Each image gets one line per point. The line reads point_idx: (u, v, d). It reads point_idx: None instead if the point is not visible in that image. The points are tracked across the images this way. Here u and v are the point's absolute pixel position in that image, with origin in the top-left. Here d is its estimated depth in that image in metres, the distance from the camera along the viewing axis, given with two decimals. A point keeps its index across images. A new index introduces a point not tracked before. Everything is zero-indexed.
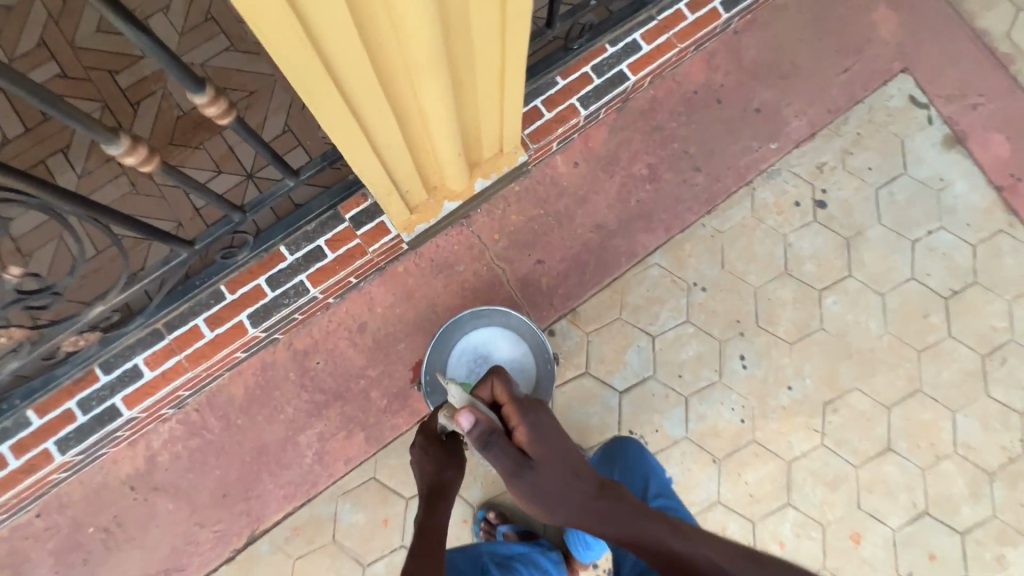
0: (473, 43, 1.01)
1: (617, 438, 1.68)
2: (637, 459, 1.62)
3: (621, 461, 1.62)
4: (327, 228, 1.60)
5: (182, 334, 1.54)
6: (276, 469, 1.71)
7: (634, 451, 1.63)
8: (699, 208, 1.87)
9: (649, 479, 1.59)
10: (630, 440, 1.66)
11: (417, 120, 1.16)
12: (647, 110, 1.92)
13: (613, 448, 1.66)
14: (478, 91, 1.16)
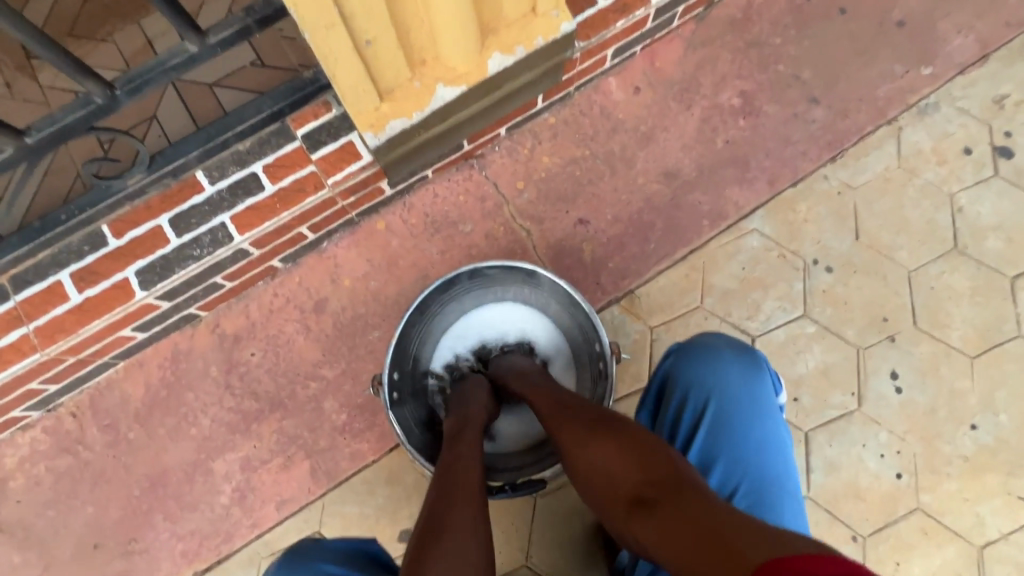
0: None
1: (691, 347, 0.82)
2: (732, 392, 0.78)
3: (699, 393, 0.79)
4: (268, 148, 1.06)
5: (33, 297, 1.01)
6: (179, 508, 1.16)
7: (728, 374, 0.79)
8: (818, 154, 1.28)
9: (751, 436, 0.76)
10: (721, 351, 0.81)
11: None
12: (739, 19, 1.35)
13: (683, 366, 0.81)
14: None
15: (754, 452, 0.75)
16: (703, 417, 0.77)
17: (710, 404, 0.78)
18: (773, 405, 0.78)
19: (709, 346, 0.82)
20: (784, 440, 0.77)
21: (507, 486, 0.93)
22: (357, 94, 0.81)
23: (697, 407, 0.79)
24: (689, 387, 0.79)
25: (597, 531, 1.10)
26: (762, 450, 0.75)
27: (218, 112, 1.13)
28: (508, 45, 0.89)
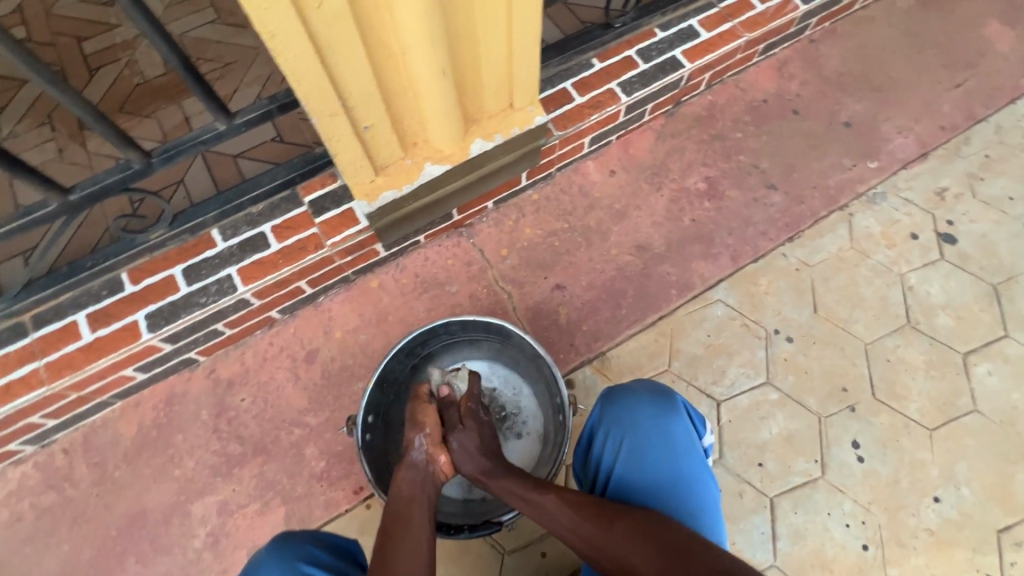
0: None
1: (612, 393, 0.87)
2: (646, 434, 0.81)
3: (615, 437, 0.82)
4: (278, 212, 1.21)
5: (52, 333, 1.11)
6: (152, 550, 1.17)
7: (642, 414, 0.83)
8: (777, 233, 1.40)
9: (666, 478, 0.78)
10: (639, 394, 0.86)
11: (402, 67, 0.82)
12: (704, 117, 1.53)
13: (603, 411, 0.85)
14: (481, 23, 0.82)
15: (668, 492, 0.77)
16: (617, 461, 0.81)
17: (622, 447, 0.81)
18: (689, 446, 0.81)
19: (629, 393, 0.86)
20: (705, 482, 0.79)
21: (465, 526, 0.92)
22: (357, 169, 0.95)
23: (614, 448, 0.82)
24: (607, 432, 0.83)
25: None
26: (677, 490, 0.77)
27: (238, 179, 1.28)
28: (489, 132, 1.04)
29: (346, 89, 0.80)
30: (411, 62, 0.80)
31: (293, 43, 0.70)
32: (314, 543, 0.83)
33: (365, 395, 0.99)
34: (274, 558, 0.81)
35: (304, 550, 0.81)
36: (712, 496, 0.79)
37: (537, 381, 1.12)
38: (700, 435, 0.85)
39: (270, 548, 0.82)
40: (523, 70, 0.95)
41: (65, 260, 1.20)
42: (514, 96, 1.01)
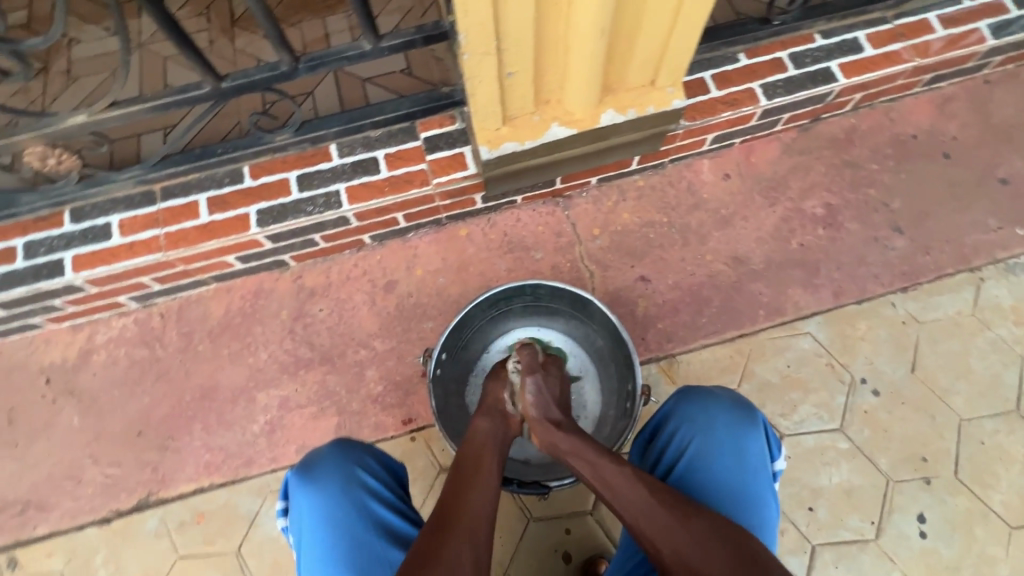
0: None
1: (692, 390, 0.87)
2: (719, 437, 0.81)
3: (686, 431, 0.83)
4: (394, 141, 1.24)
5: (175, 207, 1.21)
6: (215, 422, 1.27)
7: (718, 420, 0.82)
8: (891, 280, 1.30)
9: (730, 483, 0.78)
10: (719, 399, 0.85)
11: (563, 19, 0.80)
12: (840, 140, 1.42)
13: (679, 404, 0.86)
14: None
15: (729, 499, 0.77)
16: (683, 457, 0.81)
17: (691, 443, 0.81)
18: (760, 463, 0.79)
19: (709, 394, 0.86)
20: (769, 500, 0.78)
21: (513, 481, 0.96)
22: (487, 114, 0.95)
23: (682, 445, 0.83)
24: (679, 425, 0.84)
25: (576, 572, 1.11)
26: (739, 499, 0.77)
27: (362, 102, 1.32)
28: (623, 105, 1.01)
29: (504, 32, 0.80)
30: (574, 15, 0.78)
31: None
32: (370, 455, 0.89)
33: (445, 334, 1.03)
34: (334, 457, 0.87)
35: (361, 458, 0.87)
36: (773, 516, 0.78)
37: (609, 363, 1.11)
38: (774, 456, 0.83)
39: (332, 448, 0.88)
40: (677, 47, 0.92)
41: (197, 143, 1.29)
42: (658, 73, 0.98)
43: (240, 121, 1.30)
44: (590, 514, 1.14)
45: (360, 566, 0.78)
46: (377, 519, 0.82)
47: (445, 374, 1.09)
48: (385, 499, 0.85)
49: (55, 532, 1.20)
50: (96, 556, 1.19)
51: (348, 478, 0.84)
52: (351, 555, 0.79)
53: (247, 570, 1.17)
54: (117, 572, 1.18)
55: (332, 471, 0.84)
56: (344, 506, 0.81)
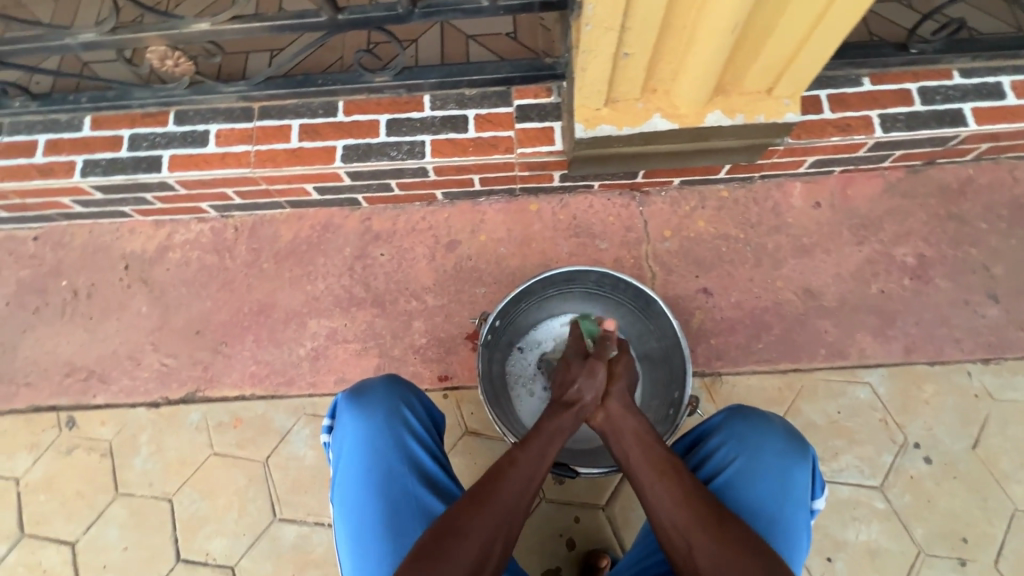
0: None
1: (745, 411, 0.88)
2: (764, 460, 0.82)
3: (732, 447, 0.84)
4: (487, 104, 1.24)
5: (269, 128, 1.25)
6: (266, 337, 1.33)
7: (767, 446, 0.83)
8: (972, 348, 1.21)
9: (767, 506, 0.79)
10: (772, 427, 0.85)
11: (695, 7, 0.77)
12: (951, 190, 1.32)
13: (728, 421, 0.87)
14: None
15: (761, 520, 0.78)
16: (724, 472, 0.82)
17: (735, 459, 0.82)
18: (802, 498, 0.80)
19: (762, 418, 0.86)
20: (801, 532, 0.79)
21: None
22: (591, 92, 0.94)
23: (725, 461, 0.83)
24: (726, 441, 0.85)
25: (577, 560, 1.12)
26: (772, 523, 0.78)
27: (463, 58, 1.31)
28: (733, 108, 0.97)
29: (631, 12, 0.77)
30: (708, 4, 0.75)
31: None
32: (415, 397, 0.94)
33: (504, 301, 1.05)
34: (383, 390, 0.92)
35: (407, 397, 0.92)
36: (802, 548, 0.79)
37: (659, 366, 1.10)
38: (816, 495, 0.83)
39: (382, 382, 0.93)
40: (807, 57, 0.86)
41: (299, 70, 1.32)
42: (778, 81, 0.93)
43: (342, 56, 1.33)
44: (602, 509, 1.14)
45: (389, 495, 0.82)
46: (412, 456, 0.86)
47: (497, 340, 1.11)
48: (422, 440, 0.89)
49: (109, 404, 1.30)
50: (142, 434, 1.27)
51: (393, 412, 0.88)
52: (383, 483, 0.83)
53: (272, 482, 1.21)
54: (157, 453, 1.25)
55: (379, 402, 0.89)
56: (384, 436, 0.86)
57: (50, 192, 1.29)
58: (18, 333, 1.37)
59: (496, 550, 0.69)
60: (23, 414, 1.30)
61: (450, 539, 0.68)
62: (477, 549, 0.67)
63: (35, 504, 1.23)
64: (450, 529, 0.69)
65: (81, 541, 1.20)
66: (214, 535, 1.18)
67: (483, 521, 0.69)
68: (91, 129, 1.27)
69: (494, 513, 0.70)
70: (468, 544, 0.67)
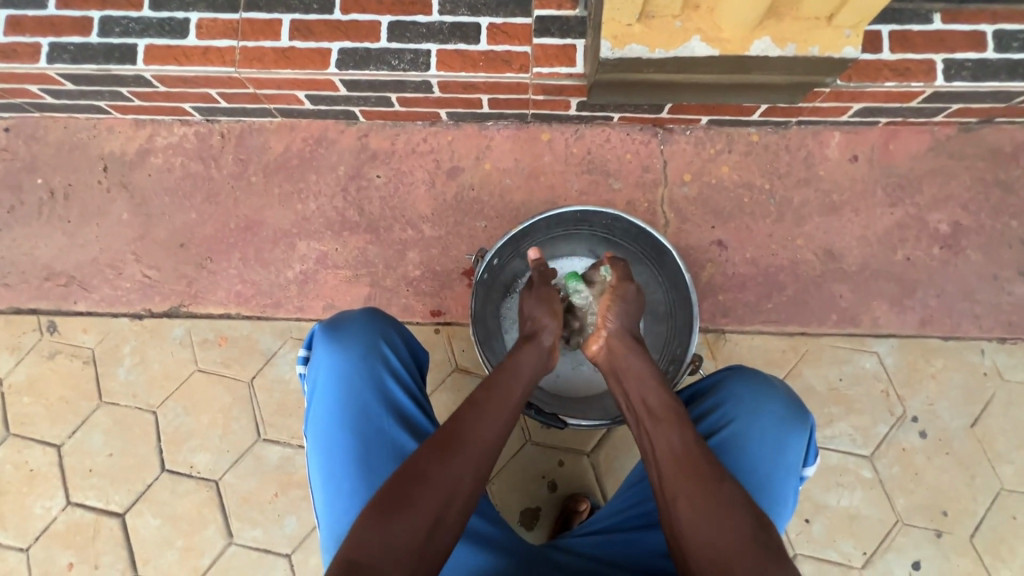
0: None
1: (748, 374, 0.84)
2: (761, 425, 0.79)
3: (729, 409, 0.80)
4: (503, 11, 1.09)
5: (256, 22, 1.11)
6: (253, 256, 1.26)
7: (767, 411, 0.80)
8: (991, 326, 1.15)
9: (758, 471, 0.77)
10: (774, 392, 0.82)
11: None
12: (1003, 154, 1.20)
13: (728, 382, 0.84)
14: None
15: (750, 484, 0.77)
16: (719, 434, 0.79)
17: (731, 422, 0.79)
18: (793, 465, 0.78)
19: (764, 382, 0.83)
20: (786, 497, 0.78)
21: (531, 408, 0.95)
22: (625, 2, 0.81)
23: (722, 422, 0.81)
24: (725, 402, 0.82)
25: (557, 502, 1.13)
26: (760, 487, 0.77)
27: None
28: (783, 37, 0.85)
29: None
30: None
31: None
32: (397, 332, 0.89)
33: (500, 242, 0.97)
34: (362, 324, 0.86)
35: (389, 333, 0.87)
36: (783, 511, 0.79)
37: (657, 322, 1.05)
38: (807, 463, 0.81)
39: (362, 315, 0.88)
40: None
41: None
42: (841, 9, 0.80)
43: None
44: (586, 457, 1.13)
45: (363, 432, 0.79)
46: (390, 394, 0.82)
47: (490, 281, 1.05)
48: (401, 378, 0.85)
49: (91, 312, 1.26)
50: (125, 345, 1.24)
51: (371, 347, 0.84)
52: (358, 418, 0.79)
53: (257, 403, 1.20)
54: (140, 365, 1.23)
55: (358, 335, 0.84)
56: (361, 371, 0.81)
57: (16, 78, 1.17)
58: None
59: (459, 501, 0.65)
60: (3, 315, 1.26)
61: (412, 486, 0.65)
62: (437, 502, 0.64)
63: (19, 406, 1.22)
64: (413, 476, 0.65)
65: (67, 444, 1.20)
66: (199, 449, 1.19)
67: (448, 470, 0.66)
68: (57, 7, 1.13)
69: (461, 459, 0.67)
70: (429, 495, 0.64)
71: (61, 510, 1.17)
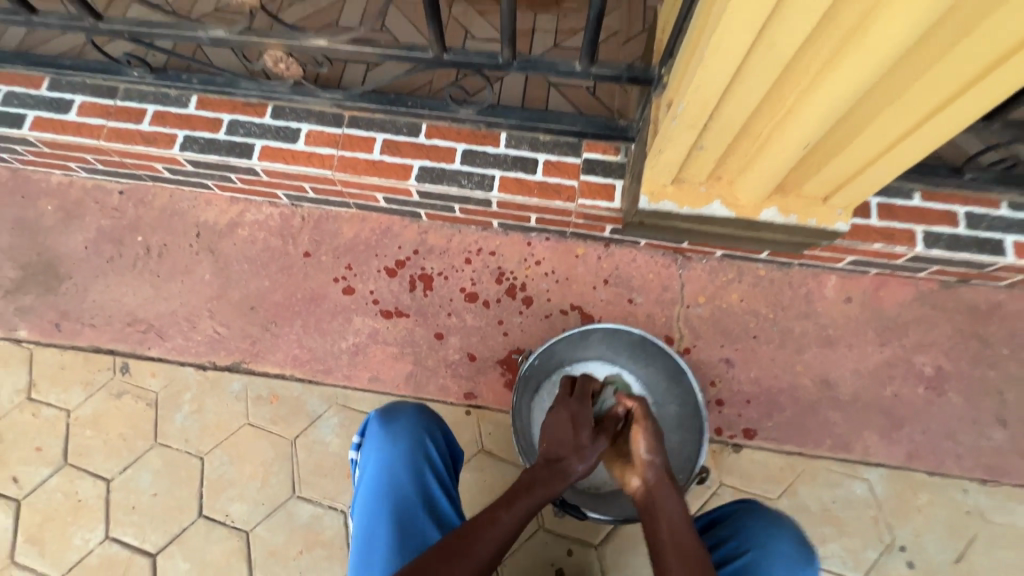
0: (946, 54, 0.67)
1: (767, 511, 0.98)
2: (775, 561, 0.91)
3: (748, 541, 0.94)
4: (557, 151, 1.33)
5: (355, 136, 1.36)
6: (313, 325, 1.43)
7: (781, 547, 0.93)
8: (974, 467, 1.26)
9: None
10: (788, 531, 0.95)
11: (772, 117, 0.85)
12: (981, 310, 1.37)
13: (749, 516, 0.98)
14: (871, 124, 0.81)
15: None
16: (739, 560, 0.92)
17: (750, 552, 0.93)
18: None
19: (780, 521, 0.97)
20: None
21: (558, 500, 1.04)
22: (662, 172, 1.03)
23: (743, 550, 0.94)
24: (744, 534, 0.95)
25: None
26: None
27: (542, 104, 1.40)
28: (788, 208, 1.05)
29: (717, 113, 0.86)
30: (787, 122, 0.83)
31: (717, 64, 0.76)
32: (439, 431, 1.04)
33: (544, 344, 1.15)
34: (413, 419, 1.03)
35: (433, 431, 1.03)
36: None
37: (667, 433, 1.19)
38: None
39: (414, 411, 1.04)
40: (864, 180, 0.94)
41: (390, 87, 1.42)
42: (835, 193, 1.00)
43: (432, 80, 1.43)
44: (594, 548, 1.21)
45: (400, 516, 0.90)
46: (427, 484, 0.95)
47: (519, 390, 1.19)
48: (438, 472, 0.98)
49: (162, 358, 1.41)
50: (186, 392, 1.37)
51: (419, 439, 0.99)
52: (398, 502, 0.92)
53: (296, 461, 1.31)
54: (197, 413, 1.36)
55: (409, 428, 1.00)
56: (408, 458, 0.96)
57: (148, 158, 1.41)
58: (90, 277, 1.49)
59: None
60: (83, 353, 1.42)
61: None
62: None
63: (80, 437, 1.34)
64: None
65: (117, 479, 1.30)
66: (236, 499, 1.28)
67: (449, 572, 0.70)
68: (195, 107, 1.39)
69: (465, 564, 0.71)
70: None
71: (99, 543, 1.26)
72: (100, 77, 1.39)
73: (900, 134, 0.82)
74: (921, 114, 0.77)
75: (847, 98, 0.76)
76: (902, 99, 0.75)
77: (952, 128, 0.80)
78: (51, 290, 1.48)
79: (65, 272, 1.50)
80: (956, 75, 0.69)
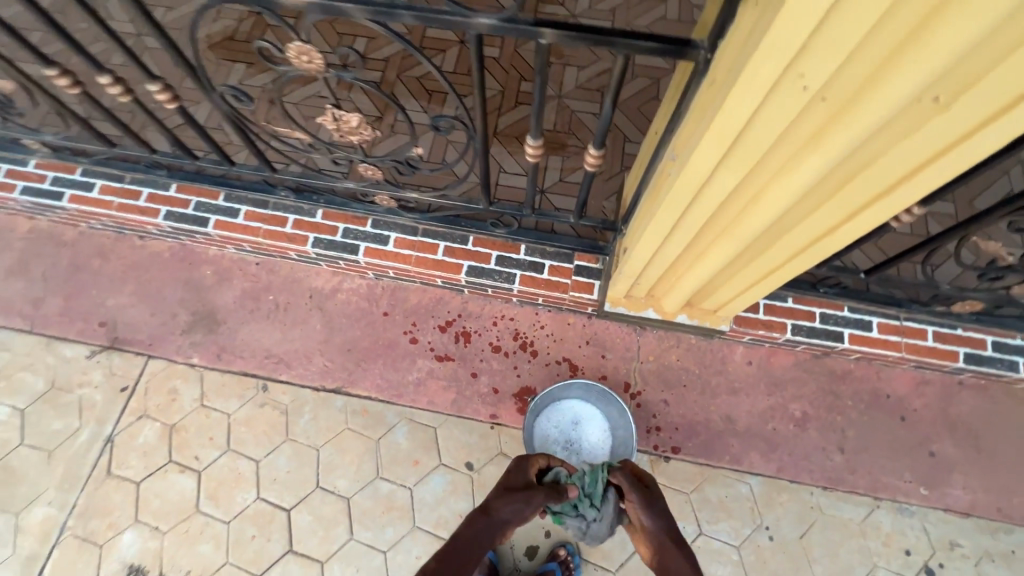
0: (789, 234, 1.22)
1: None
2: None
3: None
4: (558, 259, 2.03)
5: (426, 242, 2.07)
6: (390, 364, 2.13)
7: None
8: (820, 478, 1.94)
9: None
10: None
11: (687, 263, 1.53)
12: (838, 374, 2.04)
13: None
14: (747, 269, 1.45)
15: None
16: None
17: None
18: None
19: None
20: None
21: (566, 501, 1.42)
22: (621, 286, 1.78)
23: None
24: None
25: (549, 545, 1.88)
26: None
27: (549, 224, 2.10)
28: (693, 313, 1.85)
29: (654, 258, 1.55)
30: (696, 266, 1.51)
31: (654, 238, 1.43)
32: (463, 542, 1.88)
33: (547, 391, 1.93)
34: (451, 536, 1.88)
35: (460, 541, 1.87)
36: None
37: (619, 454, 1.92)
38: None
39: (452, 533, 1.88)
40: (739, 300, 1.65)
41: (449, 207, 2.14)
42: (719, 308, 1.76)
43: None
44: None
45: None
46: None
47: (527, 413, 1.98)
48: None
49: (290, 381, 2.11)
50: (306, 405, 2.08)
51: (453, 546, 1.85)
52: None
53: (379, 454, 2.01)
54: (314, 419, 2.06)
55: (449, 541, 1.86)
56: None
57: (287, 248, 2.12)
58: (239, 323, 2.19)
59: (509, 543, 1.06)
60: (237, 375, 2.13)
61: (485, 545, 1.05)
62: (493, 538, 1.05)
63: (237, 432, 2.05)
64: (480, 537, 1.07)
65: (263, 460, 2.00)
66: (341, 477, 1.98)
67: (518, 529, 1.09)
68: (320, 217, 2.10)
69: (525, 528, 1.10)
70: None
71: (253, 500, 1.95)
72: (259, 194, 2.11)
73: (857, 209, 1.06)
74: (785, 260, 1.33)
75: (778, 211, 1.13)
76: (864, 178, 0.96)
77: (855, 235, 1.16)
78: (214, 330, 2.18)
79: (222, 318, 2.20)
80: (891, 174, 0.93)
